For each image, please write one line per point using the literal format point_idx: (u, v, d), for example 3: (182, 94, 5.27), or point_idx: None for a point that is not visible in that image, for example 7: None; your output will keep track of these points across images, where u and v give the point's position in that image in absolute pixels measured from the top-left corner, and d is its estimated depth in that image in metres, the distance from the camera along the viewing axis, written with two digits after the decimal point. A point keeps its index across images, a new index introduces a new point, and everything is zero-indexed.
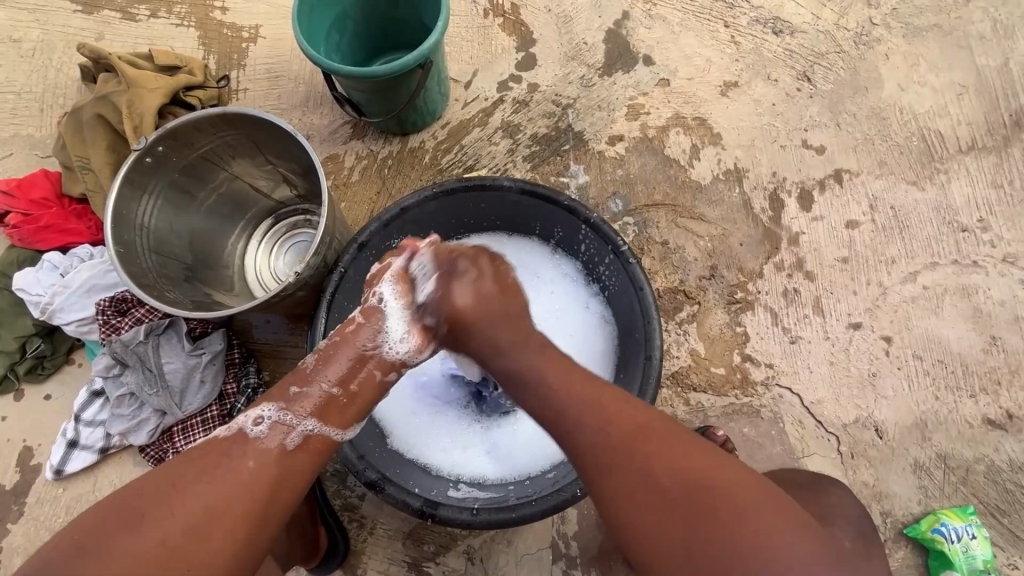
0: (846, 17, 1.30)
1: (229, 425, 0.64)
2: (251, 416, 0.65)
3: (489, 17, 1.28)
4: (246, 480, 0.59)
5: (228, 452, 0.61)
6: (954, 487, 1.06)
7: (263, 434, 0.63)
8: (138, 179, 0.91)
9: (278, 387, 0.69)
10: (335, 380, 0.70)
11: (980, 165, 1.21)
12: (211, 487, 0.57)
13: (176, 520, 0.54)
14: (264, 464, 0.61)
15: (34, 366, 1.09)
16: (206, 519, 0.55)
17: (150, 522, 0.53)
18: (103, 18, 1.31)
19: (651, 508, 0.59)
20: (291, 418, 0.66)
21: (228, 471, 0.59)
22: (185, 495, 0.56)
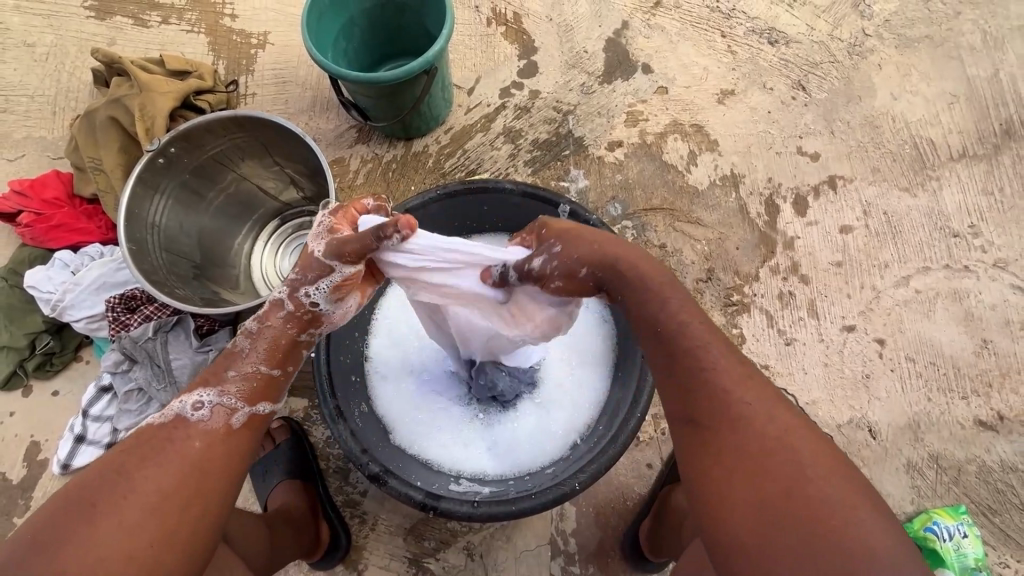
0: (840, 28, 1.34)
1: (162, 413, 0.63)
2: (189, 401, 0.63)
3: (492, 25, 1.32)
4: (195, 456, 0.60)
5: (169, 436, 0.61)
6: (946, 486, 1.08)
7: (207, 417, 0.63)
8: (150, 179, 0.93)
9: (210, 370, 0.67)
10: (267, 359, 0.69)
11: (971, 173, 1.24)
12: (162, 470, 0.57)
13: (131, 504, 0.55)
14: (209, 442, 0.62)
15: (43, 363, 1.11)
16: (163, 500, 0.56)
17: (102, 512, 0.54)
18: (115, 24, 1.35)
19: (750, 479, 0.54)
20: (228, 400, 0.65)
21: (176, 453, 0.59)
22: (136, 481, 0.56)
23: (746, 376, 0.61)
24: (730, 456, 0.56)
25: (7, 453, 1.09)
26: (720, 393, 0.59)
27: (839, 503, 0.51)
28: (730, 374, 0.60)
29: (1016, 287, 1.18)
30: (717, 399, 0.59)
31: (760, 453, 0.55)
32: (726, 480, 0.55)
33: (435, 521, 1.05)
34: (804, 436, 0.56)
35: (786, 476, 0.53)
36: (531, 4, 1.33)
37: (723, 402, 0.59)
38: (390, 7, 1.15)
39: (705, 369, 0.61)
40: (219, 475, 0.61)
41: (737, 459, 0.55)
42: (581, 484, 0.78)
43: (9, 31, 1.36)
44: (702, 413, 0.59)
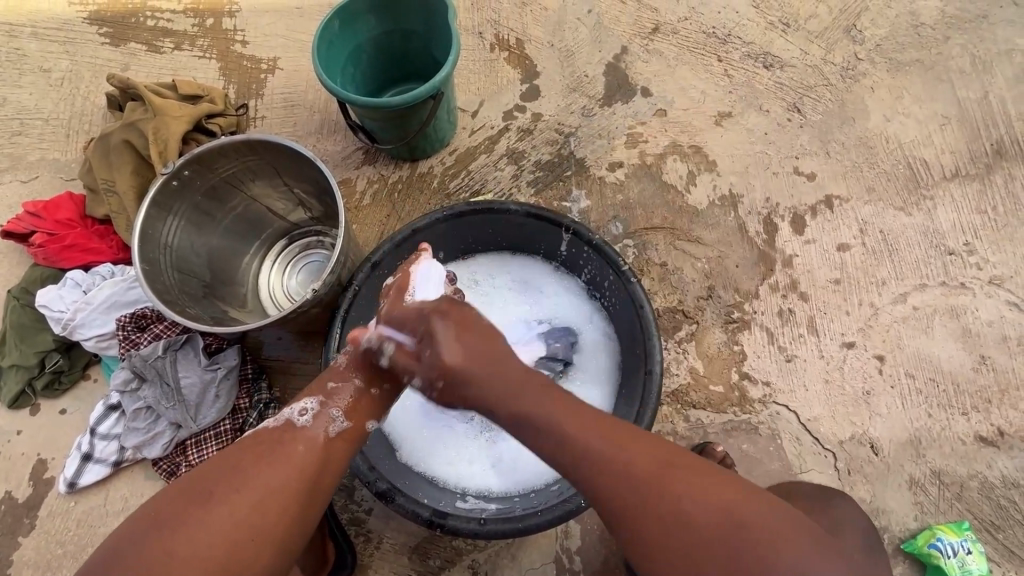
0: (833, 53, 1.38)
1: (277, 418, 0.72)
2: (296, 407, 0.72)
3: (495, 51, 1.36)
4: (298, 461, 0.66)
5: (278, 439, 0.68)
6: (949, 503, 1.08)
7: (309, 423, 0.71)
8: (163, 201, 0.96)
9: (317, 382, 0.76)
10: (367, 374, 0.77)
11: (965, 192, 1.27)
12: (272, 471, 0.64)
13: (240, 497, 0.61)
14: (312, 448, 0.69)
15: (51, 381, 1.12)
16: (268, 501, 0.62)
17: (215, 499, 0.61)
18: (130, 50, 1.39)
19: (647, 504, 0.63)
20: (330, 408, 0.73)
21: (282, 456, 0.66)
22: (245, 475, 0.63)
23: (606, 424, 0.67)
24: (666, 520, 0.61)
25: (14, 471, 1.10)
26: (614, 465, 0.64)
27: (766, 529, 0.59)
28: (585, 429, 0.66)
29: (1012, 303, 1.20)
30: (623, 478, 0.63)
31: (688, 509, 0.61)
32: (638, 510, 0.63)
33: (440, 540, 1.05)
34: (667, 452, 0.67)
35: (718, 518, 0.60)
36: (533, 30, 1.37)
37: (620, 470, 0.64)
38: (396, 34, 1.18)
39: (592, 454, 0.65)
40: (314, 489, 0.66)
41: (671, 521, 0.61)
42: (587, 502, 0.79)
43: (26, 56, 1.41)
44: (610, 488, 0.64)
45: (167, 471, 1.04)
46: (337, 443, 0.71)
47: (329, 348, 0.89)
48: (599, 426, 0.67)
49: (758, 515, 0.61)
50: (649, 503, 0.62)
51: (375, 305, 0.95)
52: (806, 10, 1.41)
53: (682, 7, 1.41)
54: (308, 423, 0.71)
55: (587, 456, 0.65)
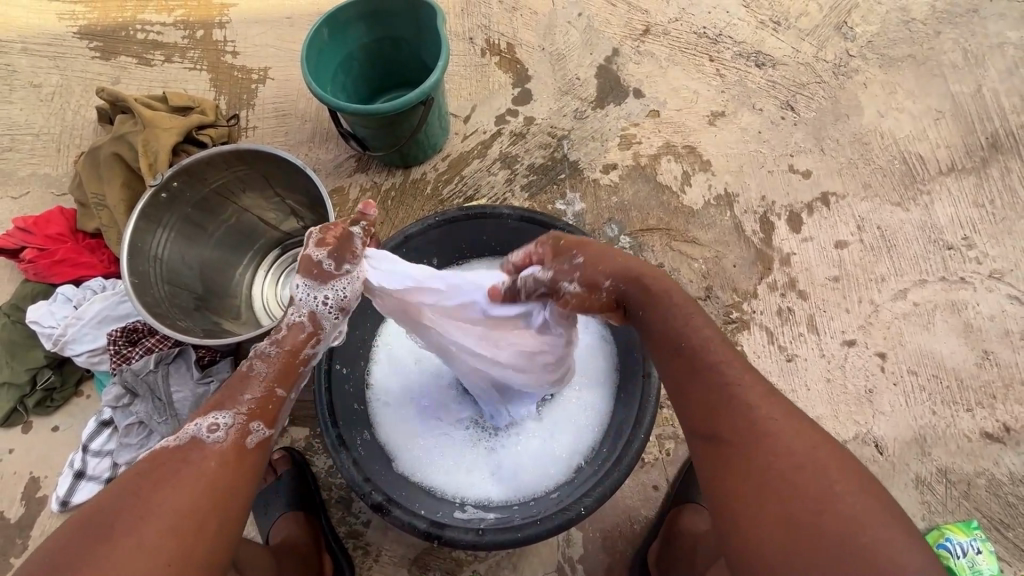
0: (825, 50, 1.37)
1: (179, 437, 0.63)
2: (204, 423, 0.64)
3: (486, 56, 1.36)
4: (210, 480, 0.60)
5: (180, 462, 0.61)
6: (957, 502, 1.06)
7: (220, 440, 0.63)
8: (152, 214, 0.95)
9: (223, 391, 0.67)
10: (274, 378, 0.70)
11: (961, 186, 1.26)
12: (181, 494, 0.58)
13: (149, 528, 0.55)
14: (226, 466, 0.62)
15: (43, 399, 1.10)
16: (184, 524, 0.56)
17: (120, 537, 0.54)
18: (120, 63, 1.39)
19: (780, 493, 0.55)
20: (242, 420, 0.65)
21: (192, 477, 0.60)
22: (150, 507, 0.57)
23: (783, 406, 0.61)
24: (765, 490, 0.55)
25: (5, 491, 1.08)
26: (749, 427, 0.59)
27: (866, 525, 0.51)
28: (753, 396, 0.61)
29: (1013, 297, 1.19)
30: (747, 436, 0.58)
31: (810, 493, 0.53)
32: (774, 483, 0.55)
33: (440, 551, 1.03)
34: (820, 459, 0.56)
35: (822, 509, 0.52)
36: (524, 34, 1.37)
37: (756, 430, 0.58)
38: (386, 42, 1.18)
39: (730, 390, 0.61)
40: (236, 502, 0.61)
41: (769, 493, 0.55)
42: (587, 509, 0.78)
43: (16, 72, 1.40)
44: (729, 435, 0.60)
45: None
46: (253, 453, 0.65)
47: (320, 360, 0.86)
48: (767, 400, 0.61)
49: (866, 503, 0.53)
50: (763, 462, 0.57)
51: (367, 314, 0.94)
52: (796, 8, 1.41)
53: (672, 8, 1.41)
54: (221, 440, 0.63)
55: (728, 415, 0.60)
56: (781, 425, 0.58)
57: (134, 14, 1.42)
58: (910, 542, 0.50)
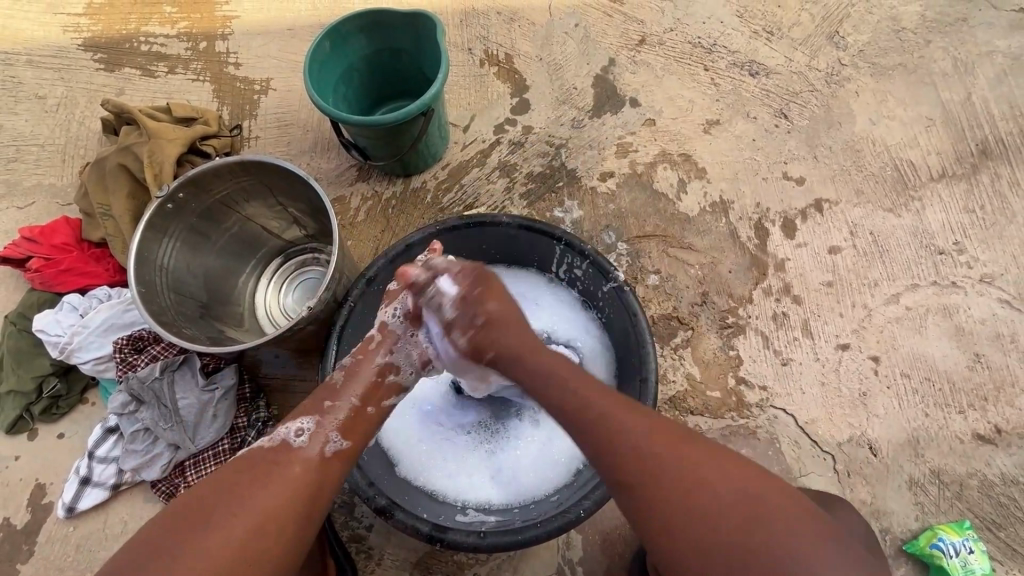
0: (817, 59, 1.40)
1: (273, 437, 0.70)
2: (292, 427, 0.71)
3: (485, 66, 1.38)
4: (296, 481, 0.66)
5: (271, 461, 0.67)
6: (950, 502, 1.08)
7: (306, 443, 0.70)
8: (159, 223, 0.97)
9: (311, 400, 0.76)
10: (360, 394, 0.78)
11: (952, 192, 1.28)
12: (270, 490, 0.64)
13: (240, 518, 0.60)
14: (309, 469, 0.68)
15: (49, 406, 1.12)
16: (273, 517, 0.61)
17: (215, 520, 0.60)
18: (124, 75, 1.41)
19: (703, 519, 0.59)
20: (327, 429, 0.72)
21: (281, 475, 0.66)
22: (242, 498, 0.62)
23: (623, 404, 0.69)
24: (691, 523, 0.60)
25: (11, 498, 1.09)
26: (651, 446, 0.64)
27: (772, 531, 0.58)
28: (619, 411, 0.67)
29: (1003, 301, 1.21)
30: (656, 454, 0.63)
31: (720, 500, 0.60)
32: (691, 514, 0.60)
33: (441, 554, 1.04)
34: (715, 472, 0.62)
35: (742, 507, 0.59)
36: (522, 45, 1.40)
37: (657, 448, 0.64)
38: (386, 53, 1.20)
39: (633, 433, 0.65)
40: (315, 506, 0.66)
41: (691, 504, 0.60)
42: (586, 511, 0.80)
43: (21, 84, 1.42)
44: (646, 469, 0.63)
45: (167, 493, 1.04)
46: (332, 464, 0.70)
47: (326, 366, 0.90)
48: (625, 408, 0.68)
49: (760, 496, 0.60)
50: (678, 474, 0.62)
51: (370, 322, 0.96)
52: (789, 18, 1.44)
53: (668, 19, 1.43)
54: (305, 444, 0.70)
55: (625, 436, 0.65)
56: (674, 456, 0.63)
57: (138, 26, 1.44)
58: (808, 527, 0.59)
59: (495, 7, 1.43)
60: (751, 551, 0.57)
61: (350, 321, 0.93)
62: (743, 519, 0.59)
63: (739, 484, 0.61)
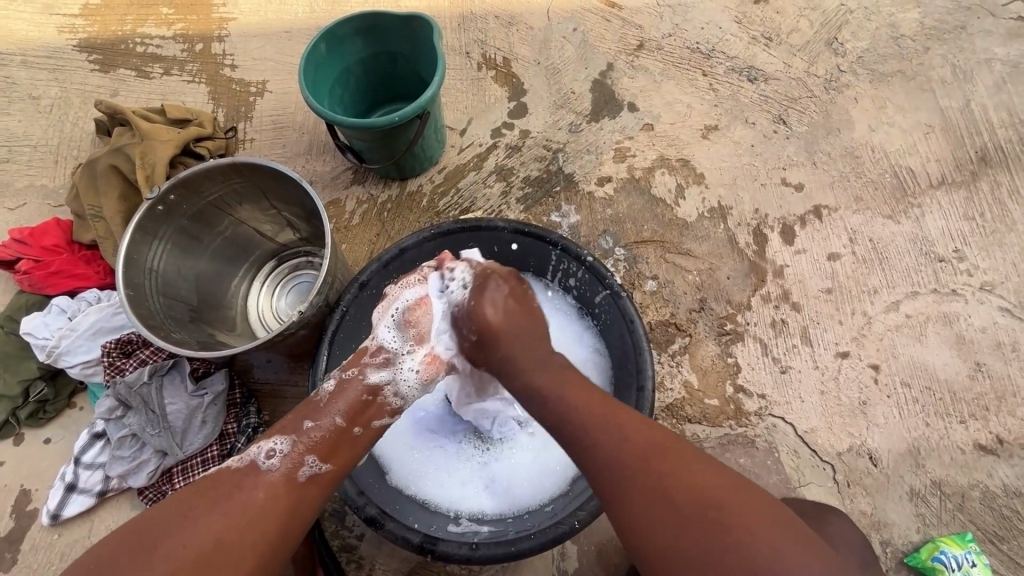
0: (815, 65, 1.40)
1: (243, 457, 0.68)
2: (264, 447, 0.69)
3: (482, 70, 1.37)
4: (257, 507, 0.63)
5: (239, 482, 0.65)
6: (951, 514, 1.07)
7: (275, 466, 0.68)
8: (149, 226, 0.95)
9: (290, 419, 0.74)
10: (345, 413, 0.75)
11: (952, 200, 1.27)
12: (227, 516, 0.61)
13: (191, 544, 0.58)
14: (275, 495, 0.66)
15: (35, 410, 1.10)
16: (227, 544, 0.59)
17: (167, 546, 0.57)
18: (118, 76, 1.40)
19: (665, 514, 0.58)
20: (303, 452, 0.70)
21: (241, 500, 0.63)
22: (196, 524, 0.59)
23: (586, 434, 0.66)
24: (654, 510, 0.59)
25: None
26: (612, 436, 0.64)
27: (749, 531, 0.55)
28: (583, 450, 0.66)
29: (1004, 309, 1.20)
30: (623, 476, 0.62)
31: (671, 487, 0.59)
32: (658, 507, 0.59)
33: (433, 565, 1.02)
34: (696, 478, 0.60)
35: (700, 503, 0.58)
36: (519, 49, 1.39)
37: (634, 457, 0.62)
38: (383, 56, 1.19)
39: (609, 429, 0.65)
40: (275, 534, 0.63)
41: (654, 497, 0.59)
42: (581, 522, 0.78)
43: (16, 84, 1.41)
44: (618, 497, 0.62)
45: (154, 500, 1.02)
46: (304, 489, 0.68)
47: (317, 372, 0.89)
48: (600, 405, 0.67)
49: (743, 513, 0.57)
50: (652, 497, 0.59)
51: (362, 326, 0.95)
52: (788, 24, 1.43)
53: (666, 24, 1.43)
54: (276, 466, 0.68)
55: (584, 422, 0.66)
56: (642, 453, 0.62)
57: (134, 27, 1.43)
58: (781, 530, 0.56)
59: (493, 11, 1.42)
60: (710, 541, 0.55)
61: (342, 325, 0.91)
62: (707, 513, 0.57)
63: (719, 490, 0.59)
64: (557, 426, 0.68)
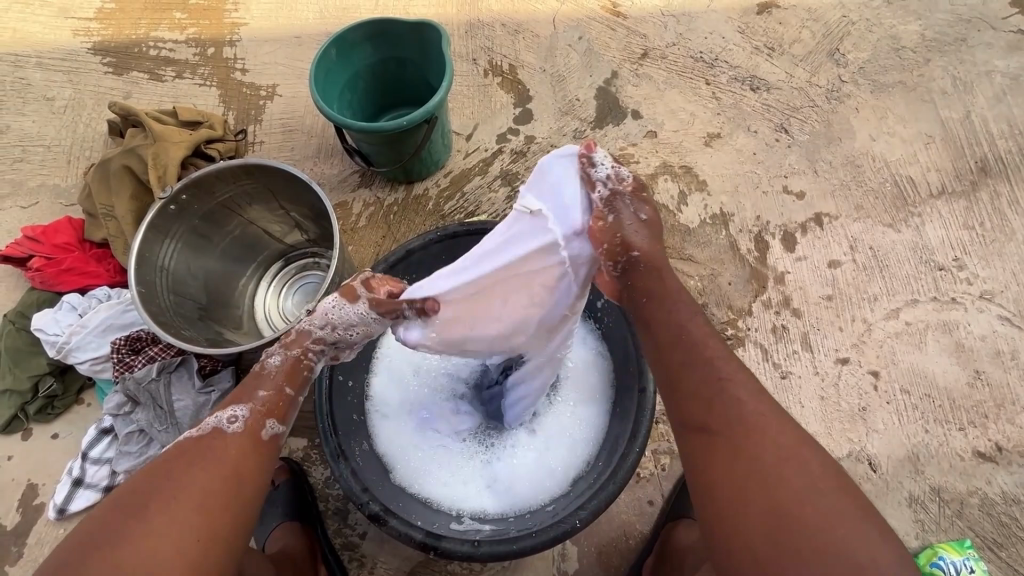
0: (817, 76, 1.42)
1: (200, 427, 0.66)
2: (223, 416, 0.67)
3: (489, 76, 1.40)
4: (230, 464, 0.64)
5: (204, 448, 0.64)
6: (950, 520, 1.07)
7: (241, 430, 0.66)
8: (161, 225, 0.97)
9: (242, 388, 0.71)
10: (291, 379, 0.73)
11: (951, 209, 1.29)
12: (202, 477, 0.62)
13: (173, 509, 0.58)
14: (244, 453, 0.66)
15: (44, 406, 1.11)
16: (208, 500, 0.60)
17: (149, 514, 0.58)
18: (131, 78, 1.42)
19: (764, 470, 0.60)
20: (261, 413, 0.69)
21: (212, 460, 0.63)
22: (174, 489, 0.60)
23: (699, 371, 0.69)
24: (754, 462, 0.61)
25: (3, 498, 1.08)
26: (739, 391, 0.66)
27: (841, 522, 0.56)
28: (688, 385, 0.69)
29: (1004, 317, 1.21)
30: (731, 412, 0.65)
31: (782, 453, 0.61)
32: (762, 461, 0.61)
33: (435, 564, 1.03)
34: (806, 456, 0.61)
35: (802, 479, 0.59)
36: (526, 56, 1.41)
37: (756, 410, 0.65)
38: (391, 62, 1.22)
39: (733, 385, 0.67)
40: (252, 485, 0.65)
41: (762, 454, 0.61)
42: (583, 521, 0.79)
43: (31, 86, 1.44)
44: (717, 425, 0.65)
45: None
46: (269, 447, 0.68)
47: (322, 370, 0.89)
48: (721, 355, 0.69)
49: (841, 504, 0.58)
50: (755, 436, 0.62)
51: None
52: (790, 34, 1.45)
53: (670, 33, 1.45)
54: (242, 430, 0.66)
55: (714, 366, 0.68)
56: (759, 412, 0.64)
57: (147, 31, 1.46)
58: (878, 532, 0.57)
59: (500, 19, 1.44)
60: (800, 510, 0.57)
61: None
62: (803, 488, 0.59)
63: (824, 479, 0.60)
64: (677, 356, 0.71)
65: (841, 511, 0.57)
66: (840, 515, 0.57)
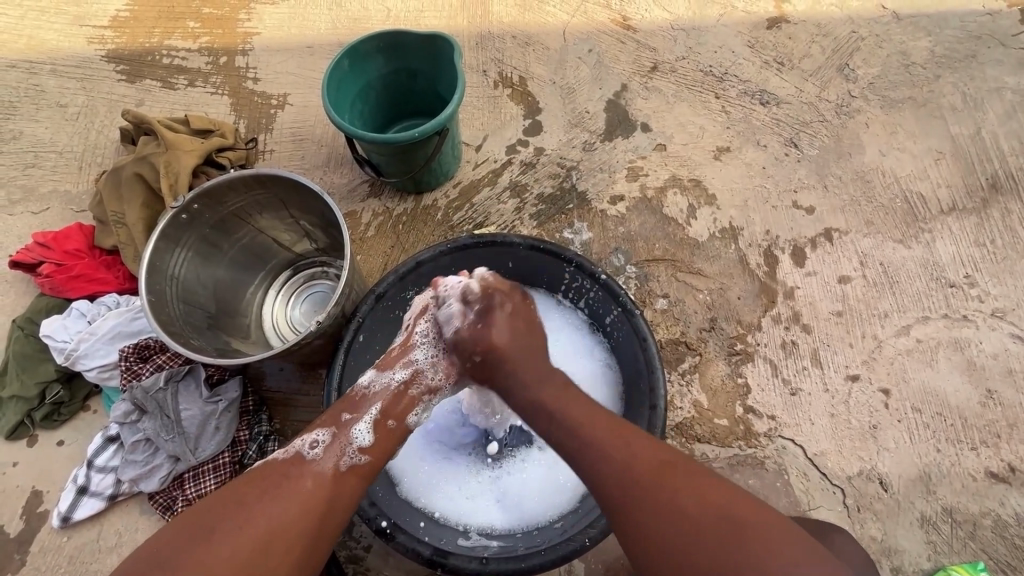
0: (827, 91, 1.42)
1: (287, 450, 0.72)
2: (307, 440, 0.73)
3: (499, 88, 1.40)
4: (305, 494, 0.66)
5: (284, 474, 0.68)
6: (963, 542, 1.06)
7: (319, 456, 0.71)
8: (172, 234, 0.97)
9: (329, 415, 0.77)
10: (381, 407, 0.78)
11: (962, 226, 1.28)
12: (277, 502, 0.64)
13: (244, 530, 0.61)
14: (319, 486, 0.68)
15: (50, 413, 1.11)
16: (277, 531, 0.62)
17: (220, 532, 0.60)
18: (144, 86, 1.43)
19: (676, 515, 0.62)
20: (342, 444, 0.73)
21: (289, 489, 0.66)
22: (249, 510, 0.63)
23: (597, 413, 0.72)
24: (660, 507, 0.63)
25: (8, 505, 1.08)
26: (618, 456, 0.67)
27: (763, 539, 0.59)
28: (593, 425, 0.71)
29: (1016, 336, 1.20)
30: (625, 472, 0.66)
31: (680, 495, 0.63)
32: (667, 506, 0.62)
33: None
34: (706, 489, 0.63)
35: (716, 513, 0.61)
36: (536, 68, 1.42)
37: (637, 469, 0.66)
38: (403, 73, 1.22)
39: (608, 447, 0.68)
40: (322, 520, 0.66)
41: (663, 497, 0.63)
42: (591, 541, 0.78)
43: (45, 92, 1.45)
44: (619, 480, 0.66)
45: (164, 505, 1.02)
46: (344, 480, 0.70)
47: (331, 382, 0.89)
48: (567, 393, 0.75)
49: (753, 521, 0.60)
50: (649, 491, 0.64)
51: (376, 336, 0.96)
52: (800, 49, 1.46)
53: (680, 47, 1.46)
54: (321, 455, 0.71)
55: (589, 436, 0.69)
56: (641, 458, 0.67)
57: (161, 39, 1.47)
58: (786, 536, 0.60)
59: (511, 31, 1.45)
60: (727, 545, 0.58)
61: (357, 337, 0.92)
62: (717, 523, 0.60)
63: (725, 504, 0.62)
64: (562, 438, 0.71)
65: (741, 512, 0.61)
66: (745, 516, 0.61)
